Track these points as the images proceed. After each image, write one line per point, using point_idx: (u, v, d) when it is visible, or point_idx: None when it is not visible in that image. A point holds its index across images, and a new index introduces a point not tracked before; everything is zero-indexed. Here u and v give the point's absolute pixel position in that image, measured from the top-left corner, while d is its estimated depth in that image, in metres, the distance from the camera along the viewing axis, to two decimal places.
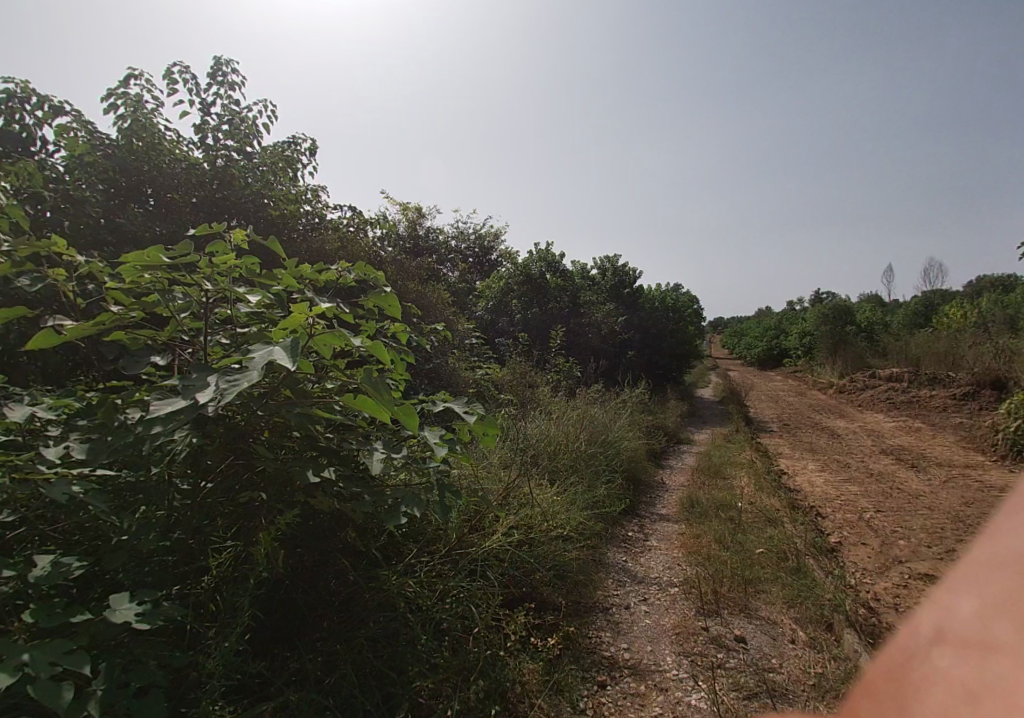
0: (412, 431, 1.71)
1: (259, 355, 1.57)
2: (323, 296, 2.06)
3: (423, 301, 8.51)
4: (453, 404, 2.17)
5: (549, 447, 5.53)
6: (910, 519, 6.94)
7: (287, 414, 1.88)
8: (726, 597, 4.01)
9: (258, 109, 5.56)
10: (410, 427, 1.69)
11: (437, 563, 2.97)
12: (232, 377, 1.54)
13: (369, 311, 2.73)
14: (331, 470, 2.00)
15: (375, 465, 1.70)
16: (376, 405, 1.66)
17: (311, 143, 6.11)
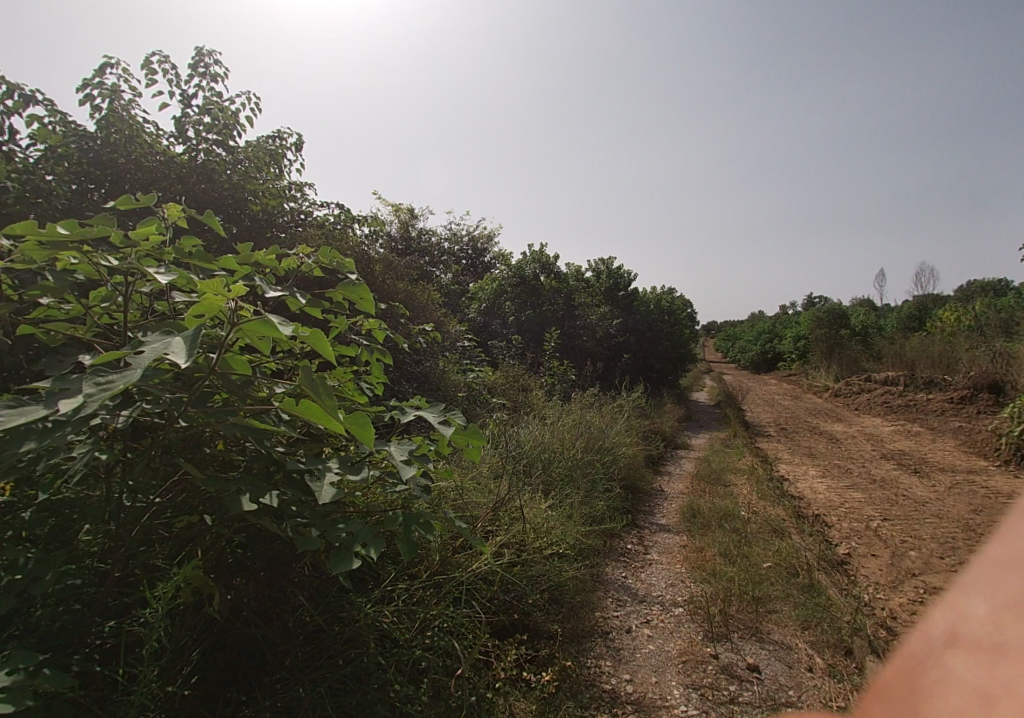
0: (367, 445, 1.39)
1: (151, 347, 1.27)
2: (272, 286, 1.74)
3: (413, 302, 8.20)
4: (425, 412, 1.82)
5: (543, 455, 5.21)
6: (920, 527, 6.64)
7: (218, 425, 1.53)
8: (735, 618, 3.69)
9: (241, 103, 5.19)
10: (364, 441, 1.37)
11: (417, 589, 2.65)
12: (111, 376, 1.23)
13: (339, 305, 2.40)
14: (277, 495, 1.65)
15: (321, 491, 1.35)
16: (322, 413, 1.34)
17: (298, 138, 5.77)
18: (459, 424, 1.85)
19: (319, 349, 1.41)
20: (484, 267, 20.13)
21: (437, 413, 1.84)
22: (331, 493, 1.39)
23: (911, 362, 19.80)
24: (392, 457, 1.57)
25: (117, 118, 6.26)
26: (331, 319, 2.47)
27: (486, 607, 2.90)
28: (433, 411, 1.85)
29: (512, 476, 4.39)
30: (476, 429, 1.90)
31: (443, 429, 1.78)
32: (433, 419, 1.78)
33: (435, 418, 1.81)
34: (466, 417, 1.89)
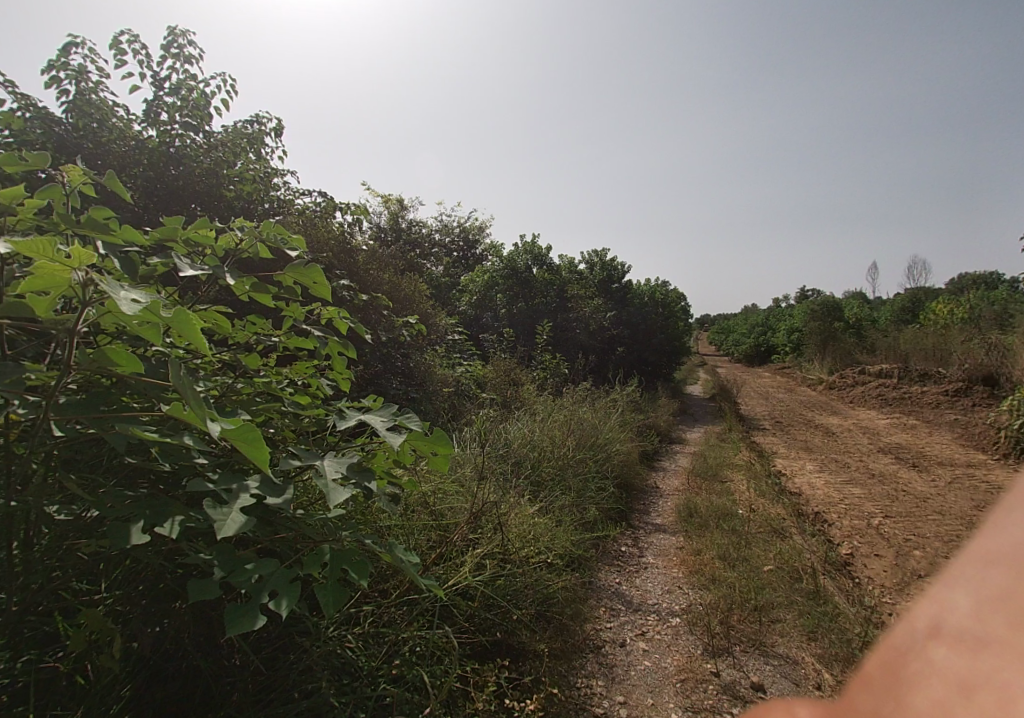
0: (261, 465, 1.14)
1: None
2: (188, 265, 1.66)
3: (399, 294, 7.90)
4: (370, 418, 1.53)
5: (532, 453, 4.92)
6: (922, 525, 6.42)
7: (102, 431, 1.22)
8: (736, 630, 3.44)
9: (217, 85, 5.13)
10: (258, 458, 1.13)
11: (387, 609, 2.42)
12: None
13: (290, 291, 2.11)
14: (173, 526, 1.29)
15: (231, 521, 1.07)
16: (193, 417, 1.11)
17: (278, 125, 5.66)
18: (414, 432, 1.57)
19: (184, 335, 1.19)
20: (474, 259, 19.76)
21: (387, 420, 1.55)
22: (239, 525, 1.09)
23: (905, 355, 19.68)
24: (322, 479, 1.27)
25: (83, 101, 5.92)
26: (283, 306, 2.19)
27: (464, 626, 2.64)
28: (382, 417, 1.55)
29: (497, 479, 4.11)
30: (439, 437, 1.62)
31: (393, 438, 1.49)
32: (378, 426, 1.49)
33: (381, 425, 1.52)
34: (427, 422, 1.61)
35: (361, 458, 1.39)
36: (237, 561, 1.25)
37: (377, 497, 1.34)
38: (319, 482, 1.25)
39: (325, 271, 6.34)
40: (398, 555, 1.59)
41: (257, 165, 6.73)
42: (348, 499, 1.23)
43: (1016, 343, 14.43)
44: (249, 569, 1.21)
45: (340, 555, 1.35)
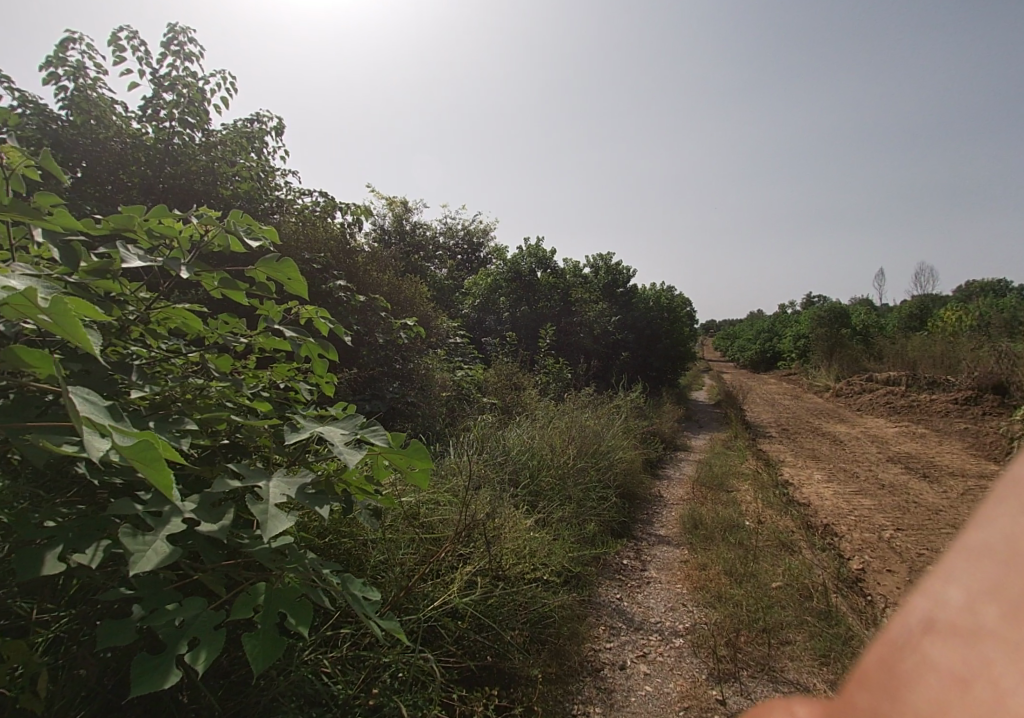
0: (167, 494, 1.01)
1: None
2: (131, 256, 1.61)
3: (398, 296, 7.74)
4: (321, 430, 1.45)
5: (531, 461, 4.74)
6: (936, 539, 6.19)
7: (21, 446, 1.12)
8: (743, 652, 3.25)
9: (218, 83, 5.02)
10: (161, 485, 1.00)
11: (368, 631, 2.27)
12: None
13: (264, 287, 1.97)
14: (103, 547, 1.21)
15: (154, 555, 1.00)
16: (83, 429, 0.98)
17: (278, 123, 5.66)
18: (381, 447, 1.46)
19: (59, 325, 1.09)
20: (479, 261, 19.56)
21: (350, 435, 1.45)
22: (158, 558, 1.01)
23: (913, 362, 19.39)
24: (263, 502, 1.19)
25: (81, 97, 5.73)
26: (257, 303, 2.04)
27: (451, 650, 2.47)
28: (345, 431, 1.46)
29: (493, 489, 3.94)
30: (415, 449, 1.51)
31: (354, 453, 1.39)
32: (337, 441, 1.39)
33: (343, 439, 1.43)
34: (399, 433, 1.50)
35: (312, 478, 1.29)
36: (161, 601, 1.22)
37: (326, 521, 1.25)
38: (257, 505, 1.17)
39: (322, 272, 6.20)
40: (360, 589, 1.47)
41: (254, 163, 6.59)
42: (286, 527, 1.14)
43: None
44: (171, 612, 1.17)
45: (277, 596, 1.25)
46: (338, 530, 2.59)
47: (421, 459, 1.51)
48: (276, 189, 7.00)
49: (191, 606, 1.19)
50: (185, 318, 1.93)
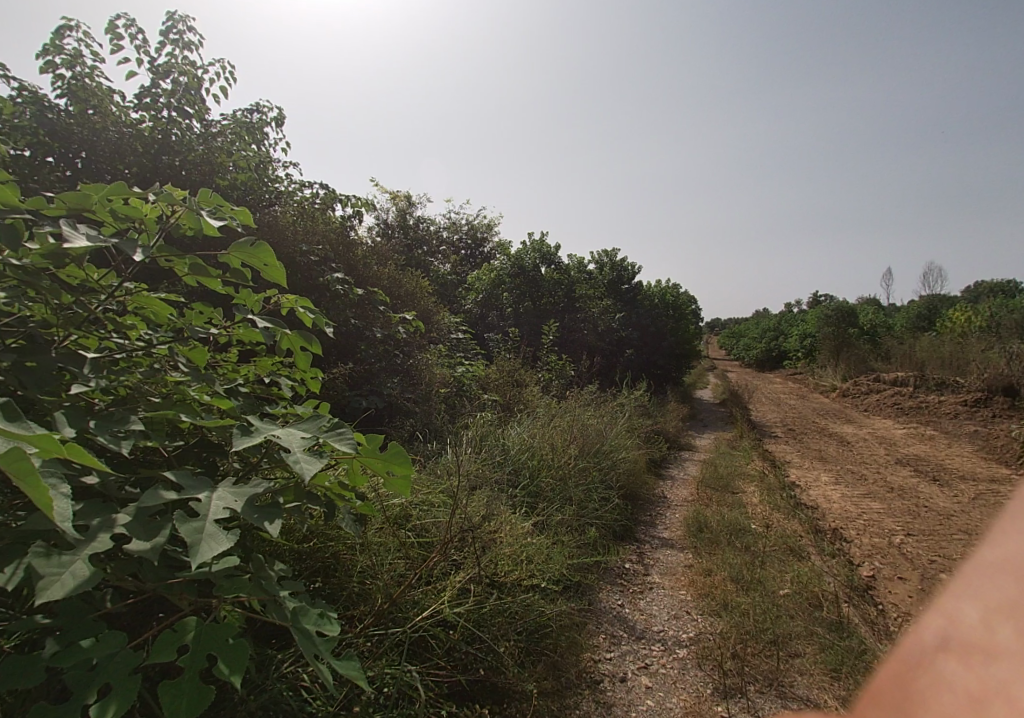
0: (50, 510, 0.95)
1: None
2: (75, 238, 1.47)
3: (399, 290, 7.60)
4: (276, 434, 1.31)
5: (532, 461, 4.58)
6: (948, 545, 6.00)
7: None
8: (749, 665, 3.11)
9: (218, 73, 4.92)
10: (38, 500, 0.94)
11: (351, 643, 2.14)
12: None
13: (239, 274, 1.85)
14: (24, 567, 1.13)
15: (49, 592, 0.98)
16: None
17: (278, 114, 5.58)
18: (349, 453, 1.34)
19: None
20: (482, 257, 19.36)
21: (312, 438, 1.34)
22: (74, 582, 1.03)
23: (921, 363, 19.15)
24: (199, 519, 1.11)
25: (79, 86, 5.60)
26: (234, 291, 1.92)
27: (440, 662, 2.33)
28: (306, 433, 1.34)
29: (490, 492, 3.80)
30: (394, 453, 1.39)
31: (312, 461, 1.28)
32: (294, 445, 1.27)
33: (302, 444, 1.31)
34: (375, 436, 1.37)
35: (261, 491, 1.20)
36: (77, 637, 1.20)
37: (276, 538, 1.18)
38: (193, 524, 1.08)
39: (321, 265, 6.06)
40: (315, 623, 1.35)
41: (252, 153, 6.45)
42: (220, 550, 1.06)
43: None
44: (86, 652, 1.15)
45: (208, 637, 1.18)
46: (323, 536, 2.47)
47: (402, 465, 1.39)
48: (275, 180, 6.86)
49: (108, 644, 1.18)
50: (154, 306, 1.80)
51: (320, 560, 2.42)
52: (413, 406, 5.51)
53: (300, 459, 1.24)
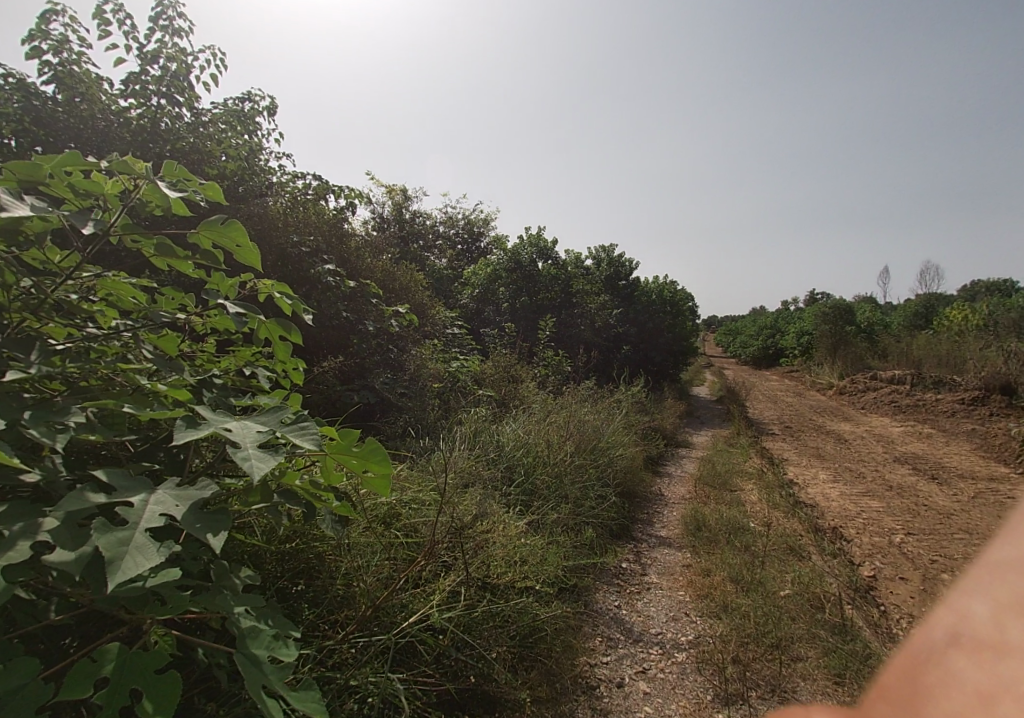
0: None
1: None
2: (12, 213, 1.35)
3: (393, 283, 7.45)
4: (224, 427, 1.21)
5: (527, 458, 4.46)
6: (948, 544, 5.92)
7: None
8: (750, 670, 3.00)
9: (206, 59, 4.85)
10: None
11: (335, 650, 2.04)
12: None
13: (211, 256, 1.71)
14: None
15: None
16: None
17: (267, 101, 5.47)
18: (312, 449, 1.25)
19: None
20: (479, 252, 19.18)
21: (270, 433, 1.23)
22: None
23: (918, 361, 19.09)
24: (129, 528, 1.05)
25: (65, 71, 5.42)
26: (206, 276, 1.79)
27: (429, 670, 2.23)
28: (263, 427, 1.24)
29: (483, 490, 3.68)
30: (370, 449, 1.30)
31: (266, 458, 1.18)
32: (246, 442, 1.17)
33: (257, 439, 1.20)
34: (349, 431, 1.28)
35: (205, 496, 1.15)
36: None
37: (219, 551, 1.11)
38: (118, 535, 1.03)
39: (312, 256, 5.92)
40: (266, 647, 1.26)
41: (242, 142, 6.29)
42: (146, 566, 1.00)
43: None
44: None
45: (129, 667, 1.13)
46: (307, 536, 2.36)
47: (379, 462, 1.30)
48: (267, 170, 6.70)
49: (18, 673, 1.11)
50: (119, 289, 1.70)
51: (304, 561, 2.31)
52: (406, 400, 5.39)
53: (249, 458, 1.13)
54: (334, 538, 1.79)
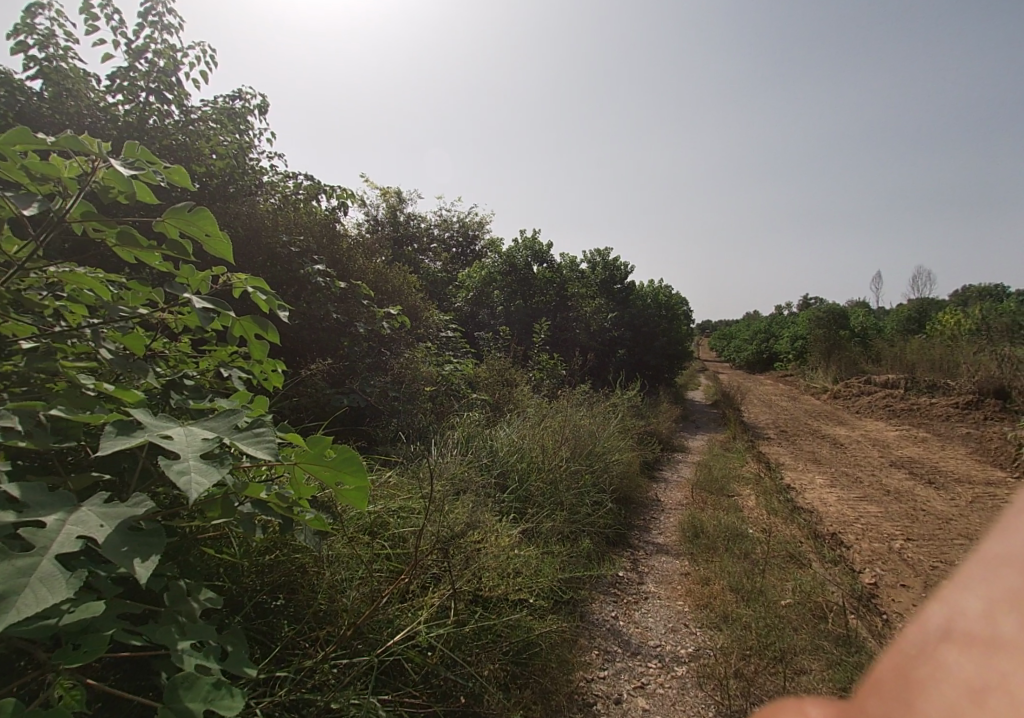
0: None
1: None
2: None
3: (385, 284, 7.33)
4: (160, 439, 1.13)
5: (521, 463, 4.33)
6: (949, 550, 5.82)
7: None
8: (752, 684, 2.89)
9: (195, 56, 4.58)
10: None
11: (314, 672, 1.92)
12: None
13: (178, 246, 1.63)
14: None
15: None
16: None
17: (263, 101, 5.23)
18: (266, 459, 1.18)
19: None
20: (473, 254, 19.07)
21: (216, 442, 1.17)
22: None
23: (912, 365, 19.10)
24: (35, 556, 1.00)
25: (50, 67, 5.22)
26: (175, 269, 1.70)
27: (415, 691, 2.11)
28: (208, 437, 1.17)
29: (475, 498, 3.55)
30: (347, 459, 1.25)
31: (209, 470, 1.11)
32: (186, 454, 1.09)
33: (200, 450, 1.13)
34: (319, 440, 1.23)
35: (136, 516, 1.11)
36: None
37: (144, 580, 1.10)
38: (22, 563, 0.98)
39: (302, 257, 5.79)
40: (200, 701, 1.19)
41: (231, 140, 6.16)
42: (48, 602, 0.96)
43: None
44: None
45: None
46: (287, 547, 2.24)
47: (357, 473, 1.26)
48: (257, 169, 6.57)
49: None
50: (92, 285, 1.59)
51: (284, 573, 2.19)
52: (397, 404, 5.26)
53: (186, 473, 1.05)
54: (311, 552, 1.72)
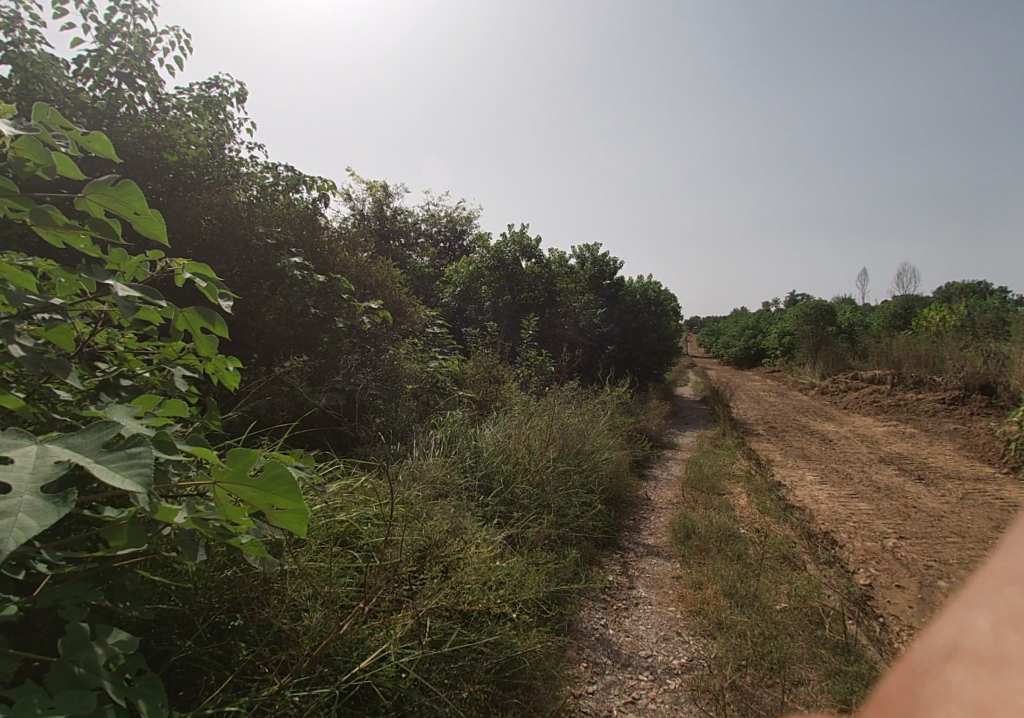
0: None
1: None
2: None
3: (368, 279, 7.11)
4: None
5: (506, 464, 4.14)
6: (942, 548, 5.74)
7: None
8: (750, 697, 2.73)
9: (169, 42, 4.47)
10: None
11: (271, 700, 1.76)
12: None
13: (104, 226, 1.46)
14: None
15: None
16: None
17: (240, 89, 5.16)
18: (129, 488, 1.08)
19: None
20: (461, 249, 18.80)
21: (67, 468, 1.10)
22: None
23: (899, 361, 19.19)
24: None
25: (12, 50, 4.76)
26: (103, 255, 1.52)
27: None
28: (60, 461, 1.10)
29: (456, 503, 3.37)
30: (276, 474, 1.15)
31: (45, 510, 1.04)
32: (18, 490, 1.03)
33: (41, 482, 1.06)
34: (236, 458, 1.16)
35: None
36: None
37: None
38: None
39: (279, 249, 5.55)
40: None
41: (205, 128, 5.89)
42: None
43: (1015, 354, 13.99)
44: None
45: None
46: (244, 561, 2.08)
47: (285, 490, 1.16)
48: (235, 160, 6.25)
49: None
50: (8, 274, 1.41)
51: (242, 590, 2.03)
52: (378, 402, 5.05)
53: (8, 518, 0.99)
54: (259, 572, 1.67)
